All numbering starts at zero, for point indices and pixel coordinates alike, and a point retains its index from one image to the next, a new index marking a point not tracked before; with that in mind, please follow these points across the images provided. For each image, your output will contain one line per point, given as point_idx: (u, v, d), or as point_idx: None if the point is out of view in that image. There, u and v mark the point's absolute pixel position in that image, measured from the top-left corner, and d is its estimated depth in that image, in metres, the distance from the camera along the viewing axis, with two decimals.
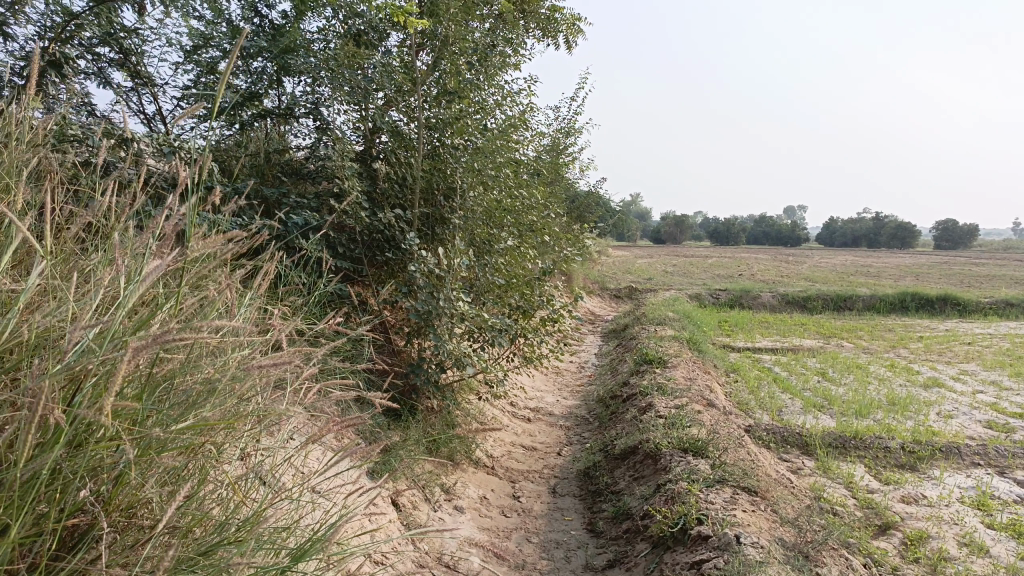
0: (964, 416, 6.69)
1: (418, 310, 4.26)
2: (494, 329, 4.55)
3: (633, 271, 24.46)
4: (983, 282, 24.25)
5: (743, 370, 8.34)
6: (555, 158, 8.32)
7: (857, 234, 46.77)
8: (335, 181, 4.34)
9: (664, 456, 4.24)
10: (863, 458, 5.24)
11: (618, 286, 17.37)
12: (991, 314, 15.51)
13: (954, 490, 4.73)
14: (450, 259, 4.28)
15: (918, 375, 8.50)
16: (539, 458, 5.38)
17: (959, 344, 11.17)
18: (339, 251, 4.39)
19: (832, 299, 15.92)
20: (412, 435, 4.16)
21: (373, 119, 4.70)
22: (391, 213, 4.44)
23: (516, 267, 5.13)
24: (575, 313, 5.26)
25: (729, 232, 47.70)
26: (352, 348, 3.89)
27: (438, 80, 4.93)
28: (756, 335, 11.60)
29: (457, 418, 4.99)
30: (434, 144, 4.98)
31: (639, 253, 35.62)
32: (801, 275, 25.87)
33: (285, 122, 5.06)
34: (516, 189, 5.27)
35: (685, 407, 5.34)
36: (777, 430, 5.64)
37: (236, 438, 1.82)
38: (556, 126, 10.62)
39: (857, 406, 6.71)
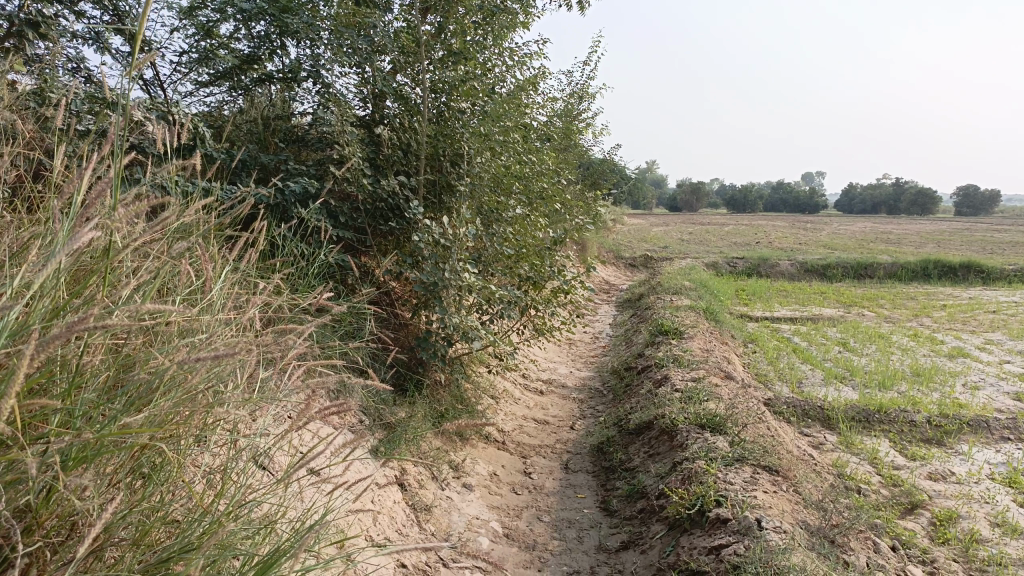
0: (990, 387, 6.47)
1: (423, 281, 4.08)
2: (503, 301, 4.36)
3: (649, 239, 24.18)
4: (1007, 249, 23.73)
5: (761, 341, 8.13)
6: (569, 124, 8.07)
7: (877, 201, 46.05)
8: (336, 147, 4.14)
9: (680, 432, 4.07)
10: (887, 433, 5.05)
11: (633, 255, 17.13)
12: (1015, 281, 15.16)
13: (983, 466, 4.54)
14: (456, 229, 4.09)
15: (942, 345, 8.26)
16: (552, 432, 5.22)
17: (984, 312, 10.88)
18: (341, 220, 4.21)
19: (852, 267, 15.61)
20: (418, 411, 4.01)
21: (377, 81, 4.49)
22: (394, 180, 4.25)
23: (527, 236, 4.93)
24: (588, 284, 5.07)
25: (745, 199, 47.10)
26: (354, 322, 3.72)
27: (444, 41, 4.69)
28: (775, 305, 11.37)
29: (467, 392, 4.83)
30: (440, 107, 4.76)
31: (655, 221, 35.26)
32: (819, 242, 25.48)
33: (286, 87, 4.85)
34: (526, 155, 5.05)
35: (702, 380, 5.16)
36: (798, 403, 5.45)
37: (196, 432, 1.67)
38: (570, 91, 10.33)
39: (880, 378, 6.50)
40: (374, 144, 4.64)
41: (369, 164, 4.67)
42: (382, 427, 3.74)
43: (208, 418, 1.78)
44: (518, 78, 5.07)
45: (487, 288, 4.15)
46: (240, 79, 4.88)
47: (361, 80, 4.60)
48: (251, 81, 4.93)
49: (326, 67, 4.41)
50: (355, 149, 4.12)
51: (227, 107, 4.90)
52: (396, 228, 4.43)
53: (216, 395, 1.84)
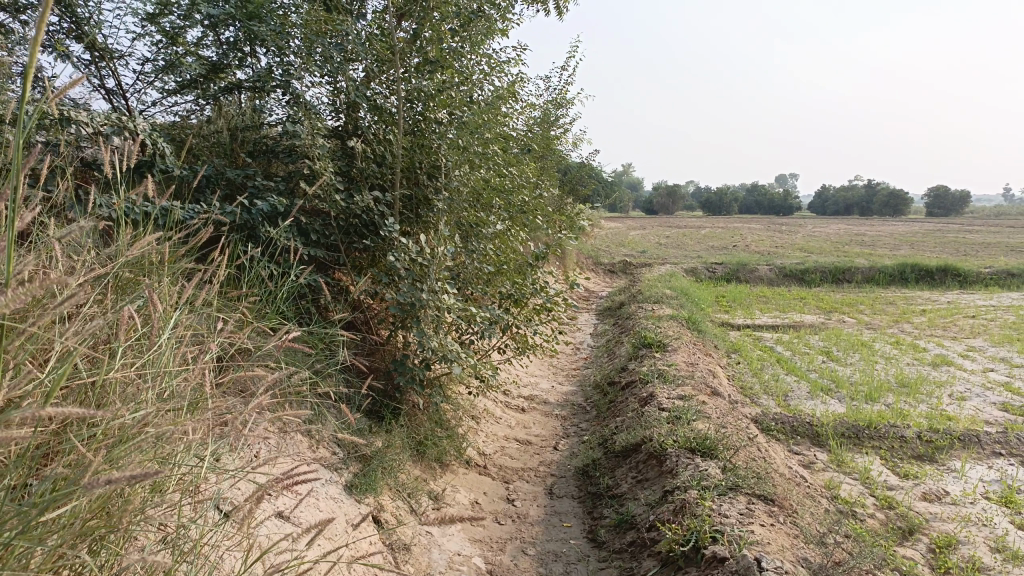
0: (977, 398, 6.39)
1: (399, 302, 3.88)
2: (484, 323, 4.18)
3: (627, 243, 24.12)
4: (981, 250, 23.90)
5: (744, 351, 8.02)
6: (547, 132, 7.91)
7: (850, 203, 46.45)
8: (307, 161, 3.93)
9: (670, 457, 3.91)
10: (878, 450, 4.93)
11: (612, 261, 17.02)
12: (991, 284, 15.22)
13: (977, 485, 4.43)
14: (435, 248, 3.90)
15: (925, 353, 8.20)
16: (535, 453, 5.04)
17: (963, 317, 10.86)
18: (312, 238, 4.00)
19: (830, 271, 15.60)
20: (396, 439, 3.81)
21: (350, 91, 4.28)
22: (369, 196, 4.05)
23: (507, 251, 4.75)
24: (572, 301, 4.90)
25: (721, 202, 47.30)
26: (326, 348, 3.52)
27: (420, 49, 4.50)
28: (755, 311, 11.29)
29: (446, 415, 4.63)
30: (416, 118, 4.57)
31: (631, 225, 35.25)
32: (796, 245, 25.58)
33: (254, 97, 4.64)
34: (505, 167, 4.87)
35: (689, 398, 5.01)
36: (786, 419, 5.31)
37: (137, 515, 1.49)
38: (548, 97, 10.18)
39: (867, 390, 6.40)
40: (347, 156, 4.44)
41: (343, 177, 4.47)
42: (357, 459, 3.54)
43: (149, 493, 1.60)
44: (497, 87, 4.89)
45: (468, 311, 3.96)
46: (207, 89, 4.67)
47: (333, 89, 4.40)
48: (219, 90, 4.72)
49: (295, 76, 4.19)
50: (327, 164, 3.91)
51: (193, 117, 4.68)
52: (371, 246, 4.23)
53: (159, 469, 1.66)
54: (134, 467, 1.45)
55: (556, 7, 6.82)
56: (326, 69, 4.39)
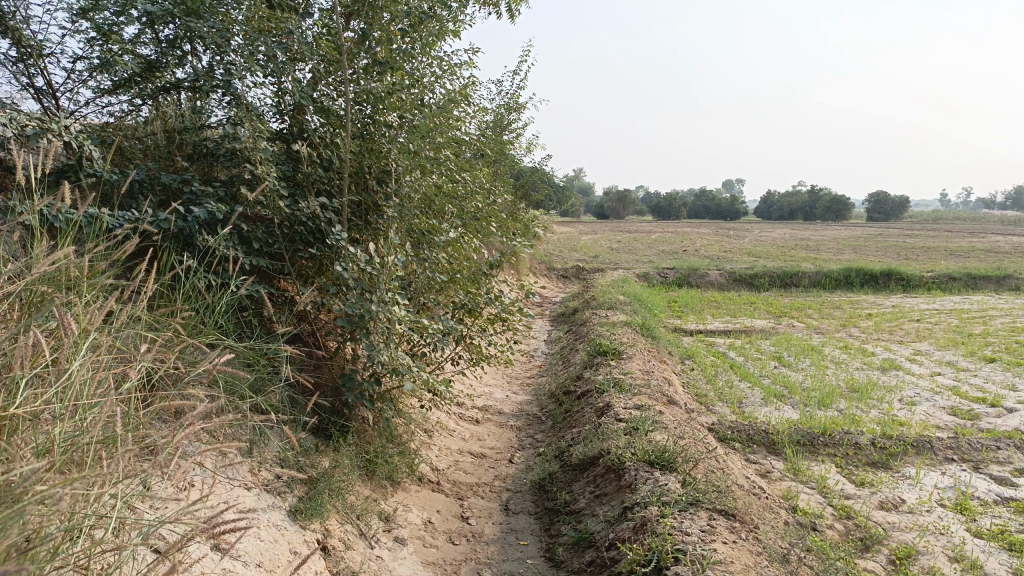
0: (926, 402, 6.46)
1: (347, 314, 3.71)
2: (436, 335, 4.03)
3: (579, 248, 24.16)
4: (922, 255, 24.51)
5: (698, 357, 8.00)
6: (500, 137, 7.78)
7: (796, 208, 47.41)
8: (248, 166, 3.73)
9: (628, 471, 3.81)
10: (834, 458, 4.91)
11: (564, 266, 16.99)
12: (933, 288, 15.59)
13: (931, 492, 4.43)
14: (385, 258, 3.73)
15: (873, 358, 8.29)
16: (489, 467, 4.90)
17: (908, 321, 11.05)
18: (255, 247, 3.80)
19: (778, 276, 15.81)
20: (343, 459, 3.63)
21: (294, 92, 4.08)
22: (315, 202, 3.86)
23: (459, 259, 4.60)
24: (527, 311, 4.77)
25: (670, 207, 47.83)
26: (269, 365, 3.33)
27: (369, 49, 4.31)
28: (707, 316, 11.34)
29: (398, 430, 4.46)
30: (365, 120, 4.39)
31: (582, 230, 35.39)
32: (744, 250, 25.94)
33: (192, 97, 4.40)
34: (457, 173, 4.73)
35: (646, 408, 4.92)
36: (742, 428, 5.26)
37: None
38: (500, 101, 10.06)
39: (820, 395, 6.41)
40: (291, 160, 4.24)
41: (287, 182, 4.27)
42: (302, 480, 3.35)
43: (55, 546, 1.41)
44: (449, 90, 4.74)
45: (420, 324, 3.80)
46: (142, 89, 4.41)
47: (276, 90, 4.19)
48: (155, 90, 4.47)
49: (236, 77, 3.98)
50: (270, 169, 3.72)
51: (127, 118, 4.43)
52: (318, 255, 4.05)
53: (65, 519, 1.47)
54: (28, 525, 1.26)
55: (508, 10, 6.70)
56: (269, 69, 4.19)
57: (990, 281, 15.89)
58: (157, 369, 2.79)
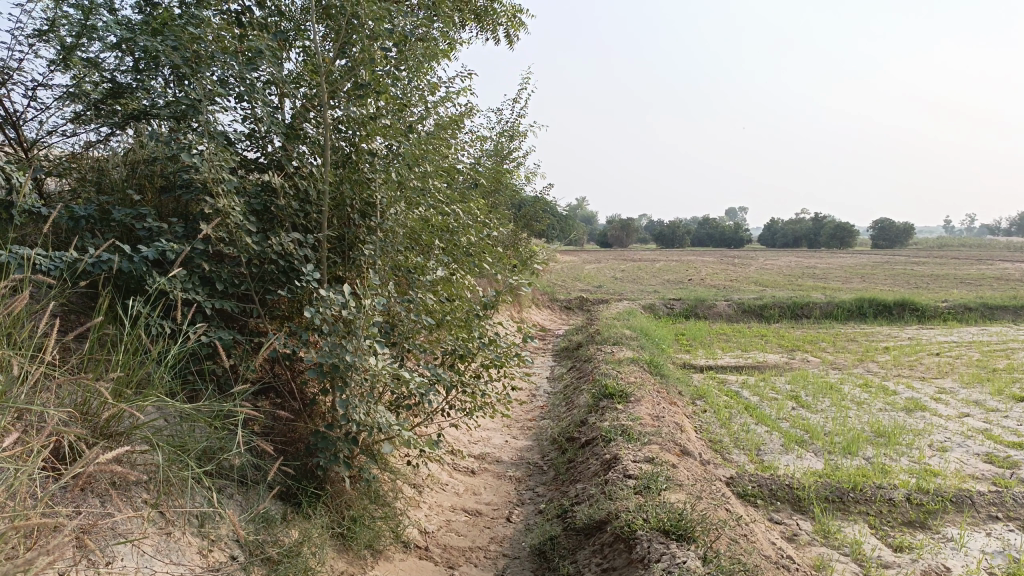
0: (959, 449, 5.98)
1: (319, 365, 3.29)
2: (421, 387, 3.60)
3: (583, 278, 23.75)
4: (933, 283, 24.01)
5: (710, 396, 7.53)
6: (499, 167, 7.40)
7: (801, 236, 47.04)
8: (208, 199, 3.33)
9: (640, 543, 3.35)
10: (865, 517, 4.43)
11: (568, 297, 16.57)
12: (949, 319, 15.09)
13: (980, 559, 3.94)
14: (362, 302, 3.31)
15: (896, 397, 7.82)
16: (485, 528, 4.43)
17: (928, 356, 10.56)
18: (217, 289, 3.40)
19: (789, 307, 15.35)
20: (314, 530, 3.19)
21: (267, 119, 3.69)
22: (286, 239, 3.46)
23: (450, 300, 4.18)
24: (525, 357, 4.34)
25: (674, 236, 47.49)
26: (223, 427, 2.91)
27: (349, 71, 3.92)
28: (716, 350, 10.89)
29: (383, 488, 4.02)
30: (346, 147, 4.01)
31: (585, 258, 35.03)
32: (750, 279, 25.50)
33: (158, 125, 4.01)
34: (448, 205, 4.33)
35: (657, 462, 4.47)
36: (764, 482, 4.79)
37: None
38: (501, 130, 9.71)
39: (843, 442, 5.93)
40: (264, 191, 3.85)
41: (259, 216, 3.88)
42: (264, 559, 2.91)
43: None
44: (439, 116, 4.36)
45: (404, 376, 3.37)
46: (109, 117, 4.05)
47: (248, 116, 3.80)
48: (123, 118, 4.09)
49: (202, 102, 3.61)
50: (234, 203, 3.33)
51: (88, 148, 4.03)
52: (290, 296, 3.64)
53: None
54: None
55: (507, 35, 6.35)
56: (240, 94, 3.81)
57: (1008, 311, 15.40)
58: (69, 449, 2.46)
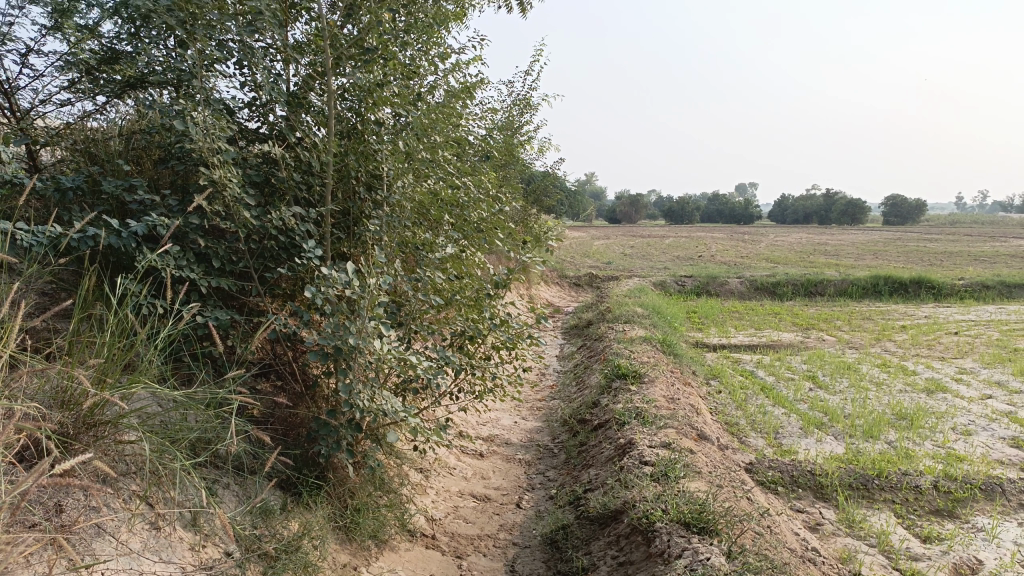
0: (985, 433, 5.78)
1: (320, 348, 3.10)
2: (429, 370, 3.41)
3: (592, 255, 23.56)
4: (947, 260, 23.65)
5: (725, 376, 7.34)
6: (509, 140, 7.17)
7: (812, 212, 46.55)
8: (203, 171, 3.13)
9: (660, 537, 3.18)
10: (891, 506, 4.25)
11: (577, 274, 16.35)
12: (966, 297, 14.80)
13: (1014, 552, 3.75)
14: (368, 282, 3.11)
15: (916, 378, 7.61)
16: (494, 515, 4.26)
17: (946, 335, 10.31)
18: (214, 266, 3.21)
19: (801, 284, 15.08)
20: (315, 522, 3.02)
21: (267, 85, 3.47)
22: (286, 213, 3.26)
23: (459, 278, 3.98)
24: (538, 338, 4.14)
25: (684, 212, 47.06)
26: (216, 415, 2.74)
27: (355, 34, 3.68)
28: (729, 328, 10.68)
29: (388, 474, 3.86)
30: (351, 117, 3.79)
31: (594, 234, 34.74)
32: (761, 255, 25.24)
33: (153, 92, 3.78)
34: (459, 178, 4.11)
35: (675, 448, 4.28)
36: (785, 468, 4.60)
37: None
38: (510, 103, 9.46)
39: (864, 425, 5.74)
40: (265, 162, 3.65)
41: (259, 189, 3.68)
42: (261, 555, 2.75)
43: None
44: (448, 84, 4.13)
45: (411, 360, 3.18)
46: (104, 84, 3.84)
47: (247, 81, 3.57)
48: (117, 84, 3.86)
49: (197, 67, 3.39)
50: (230, 175, 3.13)
51: (80, 116, 3.81)
52: (291, 273, 3.45)
53: None
54: None
55: (519, 1, 6.09)
56: (239, 59, 3.59)
57: None
58: (50, 441, 2.33)
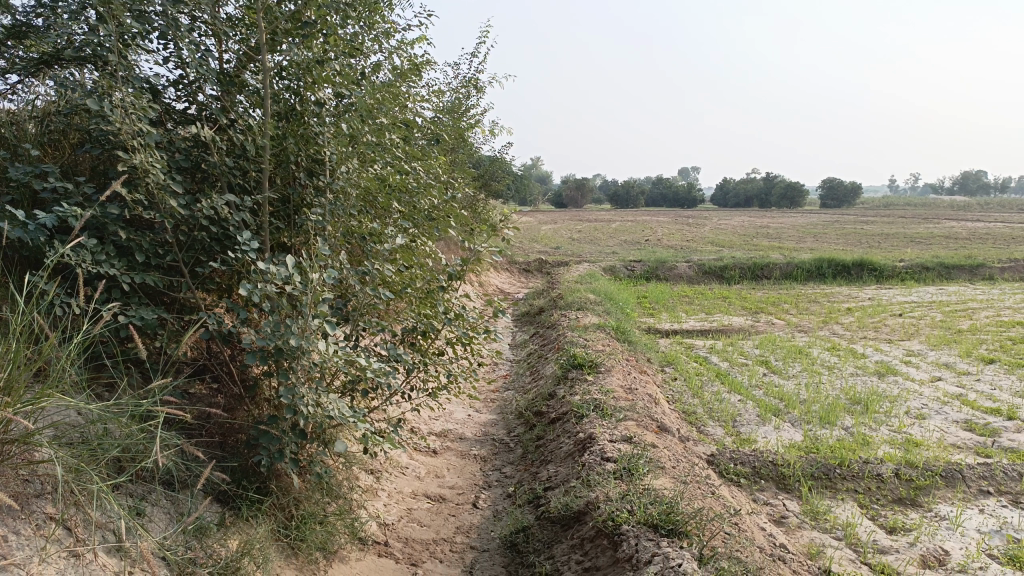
0: (938, 417, 5.80)
1: (258, 349, 2.83)
2: (378, 370, 3.17)
3: (540, 239, 23.44)
4: (886, 243, 24.20)
5: (680, 363, 7.26)
6: (456, 124, 6.92)
7: (754, 196, 47.29)
8: (122, 155, 2.82)
9: (628, 542, 3.02)
10: (855, 496, 4.18)
11: (526, 260, 16.19)
12: (907, 279, 15.09)
13: (978, 540, 3.70)
14: (310, 276, 2.85)
15: (866, 361, 7.64)
16: (450, 516, 4.05)
17: (892, 317, 10.45)
18: (138, 261, 2.90)
19: (749, 268, 15.18)
20: (256, 540, 2.77)
21: (194, 63, 3.16)
22: (218, 201, 2.97)
23: (408, 269, 3.73)
24: (494, 332, 3.94)
25: (629, 196, 47.30)
26: (141, 427, 2.46)
27: (292, 7, 3.38)
28: (680, 313, 10.64)
29: (337, 479, 3.61)
30: (290, 97, 3.50)
31: (541, 219, 34.62)
32: (707, 239, 25.44)
33: (67, 69, 3.41)
34: (406, 163, 3.85)
35: (637, 443, 4.13)
36: (747, 459, 4.50)
37: None
38: (457, 84, 9.19)
39: (821, 411, 5.69)
40: (194, 146, 3.34)
41: (188, 175, 3.37)
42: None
43: None
44: (393, 63, 3.87)
45: (359, 361, 2.93)
46: (14, 60, 3.48)
47: (171, 58, 3.24)
48: (25, 61, 3.48)
49: (114, 42, 3.06)
50: (153, 161, 2.83)
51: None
52: (225, 267, 3.17)
53: None
54: None
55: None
56: (162, 33, 3.26)
57: (964, 271, 15.46)
58: None
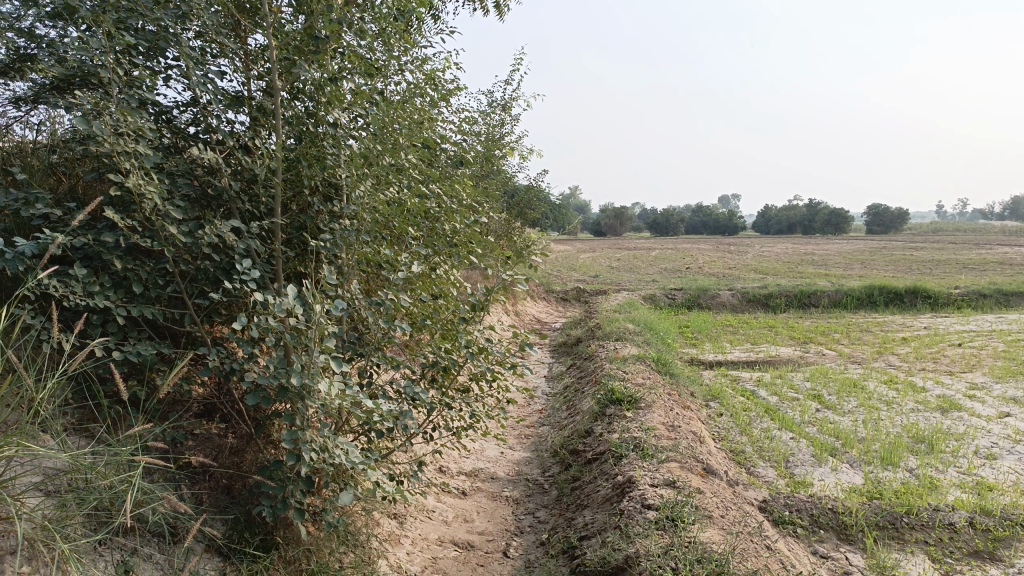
0: (1010, 457, 5.33)
1: (260, 389, 2.58)
2: (393, 409, 2.90)
3: (578, 268, 23.14)
4: (938, 269, 23.38)
5: (725, 397, 6.87)
6: (488, 149, 6.70)
7: (798, 223, 46.42)
8: (118, 179, 2.62)
9: None
10: (925, 549, 3.77)
11: (564, 289, 15.90)
12: (963, 306, 14.42)
13: None
14: (315, 307, 2.61)
15: (926, 395, 7.16)
16: (477, 566, 3.74)
17: (950, 347, 9.89)
18: (133, 292, 2.69)
19: (795, 296, 14.68)
20: None
21: (202, 82, 2.97)
22: (222, 227, 2.75)
23: (428, 300, 3.47)
24: (522, 366, 3.64)
25: (669, 224, 46.77)
26: (124, 476, 2.21)
27: (307, 23, 3.18)
28: (724, 344, 10.23)
29: (354, 527, 3.33)
30: (306, 118, 3.29)
31: (579, 248, 34.33)
32: (750, 266, 24.87)
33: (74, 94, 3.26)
34: (429, 188, 3.61)
35: (681, 488, 3.79)
36: (803, 506, 4.11)
37: None
38: (490, 110, 9.03)
39: (881, 450, 5.26)
40: (204, 170, 3.15)
41: (196, 200, 3.17)
42: None
43: None
44: (415, 82, 3.65)
45: (369, 401, 2.66)
46: (24, 87, 3.35)
47: (179, 78, 3.05)
48: (33, 88, 3.34)
49: (117, 61, 2.89)
50: (151, 184, 2.62)
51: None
52: (230, 298, 2.94)
53: None
54: None
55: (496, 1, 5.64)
56: (170, 53, 3.07)
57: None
58: None
